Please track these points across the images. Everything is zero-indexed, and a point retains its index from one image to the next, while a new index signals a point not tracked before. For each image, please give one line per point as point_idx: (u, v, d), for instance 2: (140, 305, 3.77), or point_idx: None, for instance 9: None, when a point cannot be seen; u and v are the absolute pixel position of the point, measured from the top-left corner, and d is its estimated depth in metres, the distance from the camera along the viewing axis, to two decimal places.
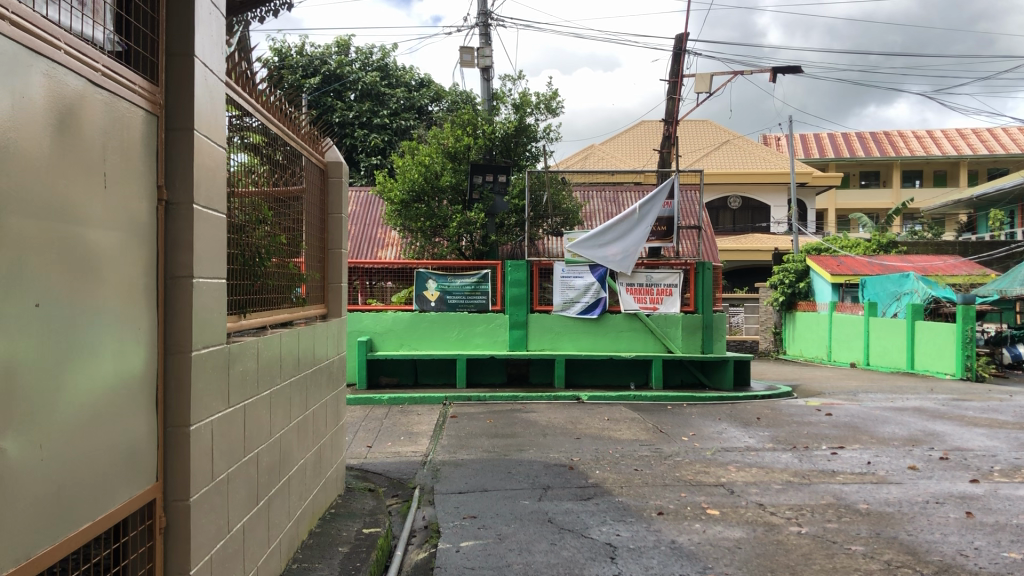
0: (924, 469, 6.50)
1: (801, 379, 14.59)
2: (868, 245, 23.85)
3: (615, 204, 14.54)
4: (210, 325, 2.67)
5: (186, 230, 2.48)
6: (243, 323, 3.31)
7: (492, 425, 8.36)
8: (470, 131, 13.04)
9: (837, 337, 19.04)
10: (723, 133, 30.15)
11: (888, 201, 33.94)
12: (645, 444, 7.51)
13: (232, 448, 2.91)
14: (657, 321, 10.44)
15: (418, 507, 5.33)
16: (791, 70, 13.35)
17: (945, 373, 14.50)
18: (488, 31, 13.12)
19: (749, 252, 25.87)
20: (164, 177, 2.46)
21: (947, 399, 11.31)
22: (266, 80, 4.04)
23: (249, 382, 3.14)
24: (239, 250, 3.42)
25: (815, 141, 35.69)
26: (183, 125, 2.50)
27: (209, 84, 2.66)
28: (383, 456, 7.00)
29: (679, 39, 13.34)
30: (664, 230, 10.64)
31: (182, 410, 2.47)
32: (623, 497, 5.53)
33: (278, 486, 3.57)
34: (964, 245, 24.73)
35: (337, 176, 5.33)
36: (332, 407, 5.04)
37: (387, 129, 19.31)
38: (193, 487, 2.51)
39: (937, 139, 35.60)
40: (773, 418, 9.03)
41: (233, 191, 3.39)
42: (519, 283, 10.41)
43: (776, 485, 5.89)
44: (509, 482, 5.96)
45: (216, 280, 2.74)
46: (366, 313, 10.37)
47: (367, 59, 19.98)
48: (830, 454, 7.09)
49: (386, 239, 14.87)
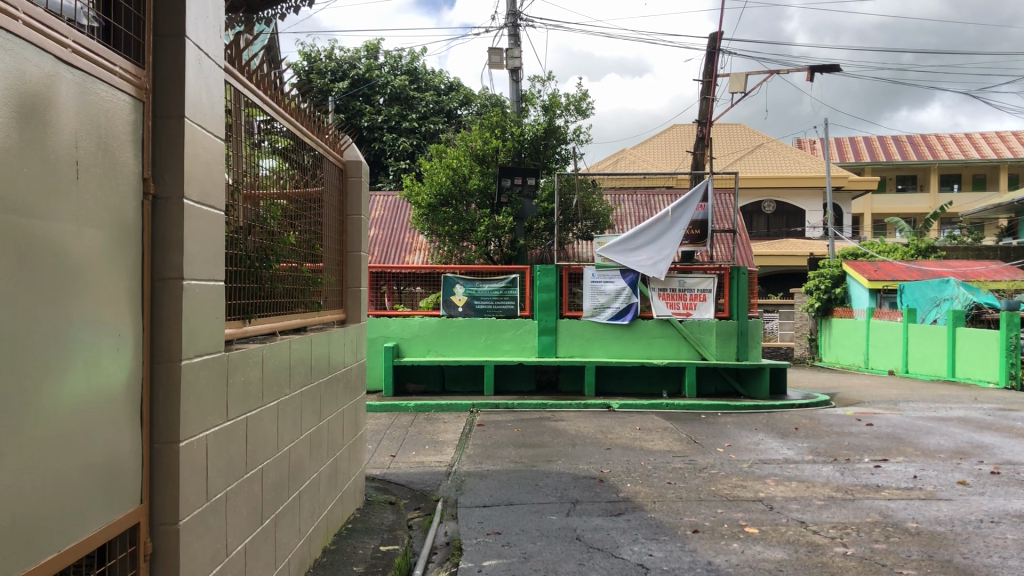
0: (974, 484, 6.15)
1: (839, 387, 14.17)
2: (906, 250, 23.33)
3: (646, 208, 14.27)
4: (205, 331, 2.45)
5: (175, 228, 2.27)
6: (248, 328, 3.10)
7: (519, 434, 8.10)
8: (499, 133, 12.84)
9: (875, 343, 18.58)
10: (756, 137, 29.68)
11: (925, 206, 33.30)
12: (678, 455, 7.22)
13: (231, 465, 2.69)
14: (691, 328, 10.13)
15: (440, 521, 5.10)
16: (829, 69, 12.98)
17: (988, 382, 14.02)
18: (517, 31, 12.92)
19: (784, 257, 25.39)
20: (151, 168, 2.25)
21: (993, 409, 10.88)
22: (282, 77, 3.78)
23: (252, 392, 2.92)
24: (244, 252, 3.20)
25: (851, 145, 35.13)
26: (172, 113, 2.28)
27: (204, 71, 2.45)
28: (407, 466, 6.78)
29: (712, 39, 13.03)
30: (698, 234, 10.42)
31: (171, 427, 2.25)
32: (657, 512, 5.26)
33: (286, 503, 3.35)
34: (1006, 249, 24.10)
35: (357, 176, 5.09)
36: (351, 417, 4.83)
37: (415, 133, 19.16)
38: (185, 508, 2.29)
39: (976, 142, 34.87)
40: (812, 428, 8.69)
41: (236, 190, 3.16)
42: (548, 288, 10.15)
43: (819, 501, 5.58)
44: (536, 496, 5.71)
45: (213, 282, 2.52)
46: (392, 319, 10.17)
47: (397, 63, 19.87)
48: (874, 467, 6.76)
49: (414, 243, 14.69)
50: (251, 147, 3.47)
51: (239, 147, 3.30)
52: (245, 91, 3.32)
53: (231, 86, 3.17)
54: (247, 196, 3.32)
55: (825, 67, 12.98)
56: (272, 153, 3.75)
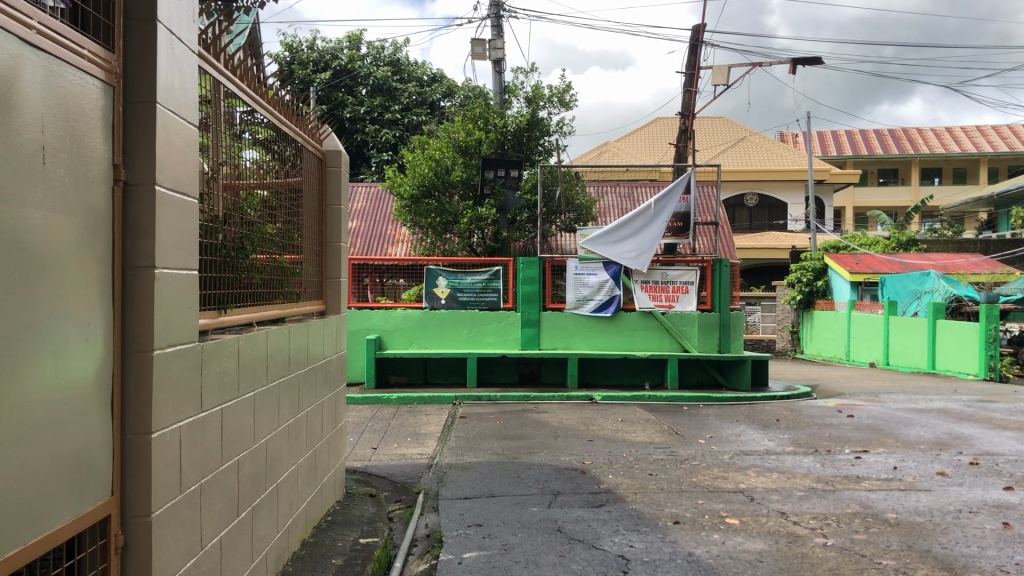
0: (954, 475, 6.19)
1: (821, 379, 14.24)
2: (887, 243, 23.47)
3: (629, 201, 14.27)
4: (178, 321, 2.41)
5: (146, 215, 2.22)
6: (224, 319, 3.07)
7: (502, 426, 8.08)
8: (482, 125, 12.78)
9: (856, 335, 18.68)
10: (739, 130, 29.74)
11: (907, 200, 33.47)
12: (660, 446, 7.23)
13: (206, 456, 2.65)
14: (673, 320, 10.14)
15: (421, 513, 5.07)
16: (812, 62, 13.00)
17: (967, 374, 14.12)
18: (500, 22, 12.86)
19: (766, 250, 25.48)
20: (122, 154, 2.20)
21: (973, 401, 10.95)
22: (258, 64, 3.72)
23: (228, 383, 2.88)
24: (221, 242, 3.16)
25: (833, 138, 35.27)
26: (144, 97, 2.24)
27: (177, 55, 2.41)
28: (389, 459, 6.75)
29: (695, 31, 13.02)
30: (680, 226, 10.41)
31: (142, 417, 2.20)
32: (638, 504, 5.25)
33: (264, 496, 3.31)
34: (986, 243, 24.28)
35: (336, 165, 5.04)
36: (330, 409, 4.78)
37: (398, 124, 19.08)
38: (157, 500, 2.25)
39: (956, 136, 35.08)
40: (793, 419, 8.72)
41: (213, 180, 3.12)
42: (532, 281, 10.13)
43: (799, 492, 5.59)
44: (518, 488, 5.69)
45: (186, 271, 2.48)
46: (375, 311, 10.12)
47: (379, 54, 19.75)
48: (854, 458, 6.79)
49: (396, 235, 14.62)
50: (231, 137, 3.48)
51: (217, 135, 3.30)
52: (223, 80, 3.32)
53: (208, 75, 3.18)
54: (225, 185, 3.32)
55: (808, 59, 13.00)
56: (253, 145, 3.75)
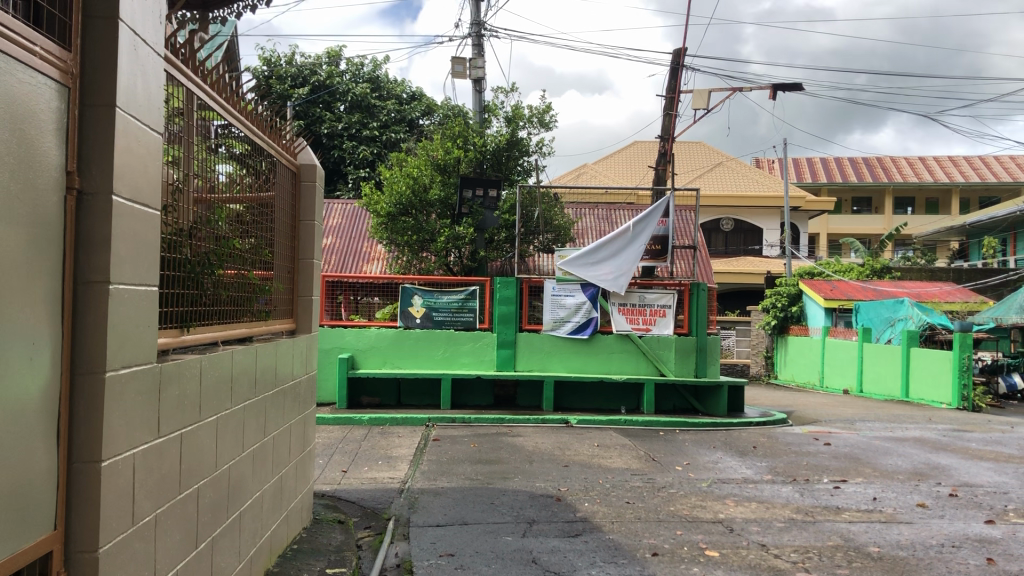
0: (934, 506, 6.10)
1: (796, 405, 14.19)
2: (861, 270, 23.60)
3: (607, 223, 14.22)
4: (135, 340, 2.25)
5: (101, 227, 2.07)
6: (186, 338, 2.91)
7: (476, 450, 7.92)
8: (461, 144, 12.67)
9: (830, 362, 18.70)
10: (716, 155, 29.89)
11: (880, 227, 33.73)
12: (637, 473, 7.09)
13: (163, 484, 2.49)
14: (650, 343, 10.03)
15: (391, 541, 4.89)
16: (792, 88, 13.01)
17: (940, 403, 14.14)
18: (481, 41, 12.81)
19: (742, 275, 25.54)
20: (76, 160, 2.05)
21: (948, 430, 10.93)
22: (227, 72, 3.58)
23: (189, 406, 2.72)
24: (186, 257, 3.01)
25: (808, 165, 35.56)
26: (104, 101, 2.09)
27: (141, 58, 2.26)
28: (359, 483, 6.56)
29: (676, 54, 13.01)
30: (659, 250, 10.33)
31: (92, 444, 2.04)
32: (615, 534, 5.11)
33: (225, 525, 3.13)
34: (958, 272, 24.49)
35: (310, 180, 4.89)
36: (298, 431, 4.61)
37: (376, 141, 18.97)
38: (106, 532, 2.08)
39: (929, 165, 35.51)
40: (770, 447, 8.63)
41: (180, 192, 2.97)
42: (508, 301, 9.99)
43: (779, 523, 5.47)
44: (492, 515, 5.54)
45: (145, 287, 2.33)
46: (348, 329, 9.93)
47: (359, 71, 19.64)
48: (833, 488, 6.69)
49: (372, 253, 14.45)
50: (205, 151, 3.37)
51: (189, 149, 3.17)
52: (197, 93, 3.23)
53: (183, 88, 3.08)
54: (196, 199, 3.20)
55: (788, 85, 13.01)
56: (228, 159, 3.64)
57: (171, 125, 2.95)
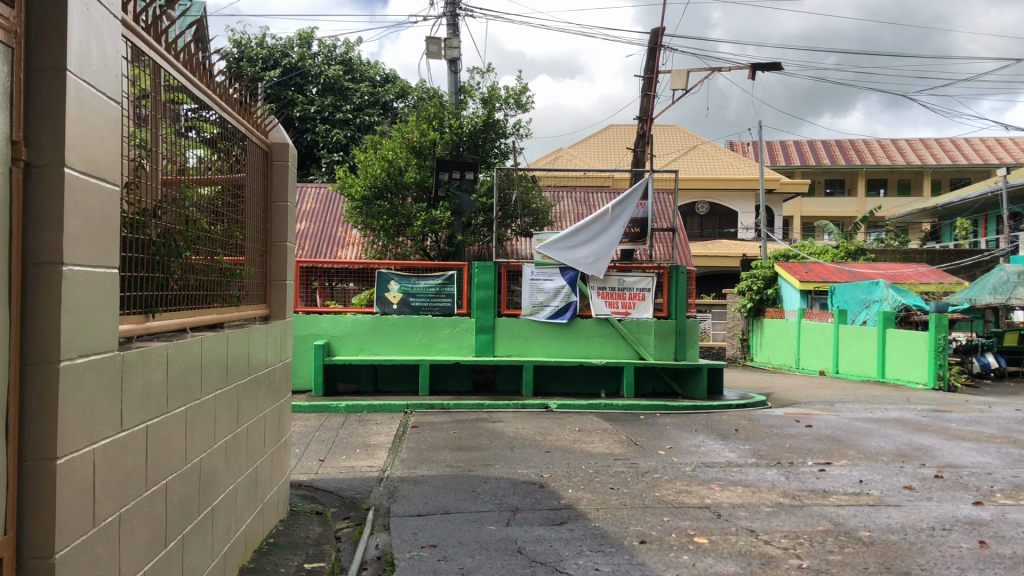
0: (920, 489, 6.02)
1: (774, 388, 14.14)
2: (836, 252, 23.66)
3: (585, 205, 14.08)
4: (94, 326, 2.07)
5: (52, 202, 1.89)
6: (151, 325, 2.73)
7: (455, 436, 7.77)
8: (437, 126, 12.47)
9: (806, 343, 18.72)
10: (691, 139, 29.84)
11: (853, 210, 33.88)
12: (619, 458, 6.97)
13: (127, 479, 2.31)
14: (630, 326, 9.91)
15: (371, 532, 4.74)
16: (771, 69, 12.90)
17: (916, 382, 14.15)
18: (456, 21, 12.59)
19: (718, 258, 25.52)
20: (22, 128, 1.86)
21: (927, 411, 10.90)
22: (194, 43, 3.39)
23: (154, 396, 2.54)
24: (153, 239, 2.84)
25: (782, 148, 35.59)
26: (52, 64, 1.89)
27: (94, 19, 2.07)
28: (336, 472, 6.40)
29: (654, 35, 12.85)
30: (637, 232, 10.19)
31: (48, 440, 1.87)
32: (601, 521, 4.98)
33: (196, 521, 2.96)
34: (932, 253, 24.60)
35: (283, 159, 4.71)
36: (274, 421, 4.44)
37: (350, 124, 18.72)
38: (64, 536, 1.91)
39: (902, 147, 35.66)
40: (752, 430, 8.55)
41: (142, 169, 2.78)
42: (486, 286, 9.84)
43: (767, 507, 5.37)
44: (474, 503, 5.40)
45: (107, 269, 2.15)
46: (323, 316, 9.72)
47: (331, 53, 19.33)
48: (818, 471, 6.61)
49: (347, 237, 14.23)
50: (175, 133, 3.21)
51: (158, 130, 3.01)
52: (165, 68, 3.08)
53: (149, 63, 2.92)
54: (164, 180, 3.03)
55: (766, 65, 12.89)
56: (199, 142, 3.49)
57: (135, 99, 2.77)
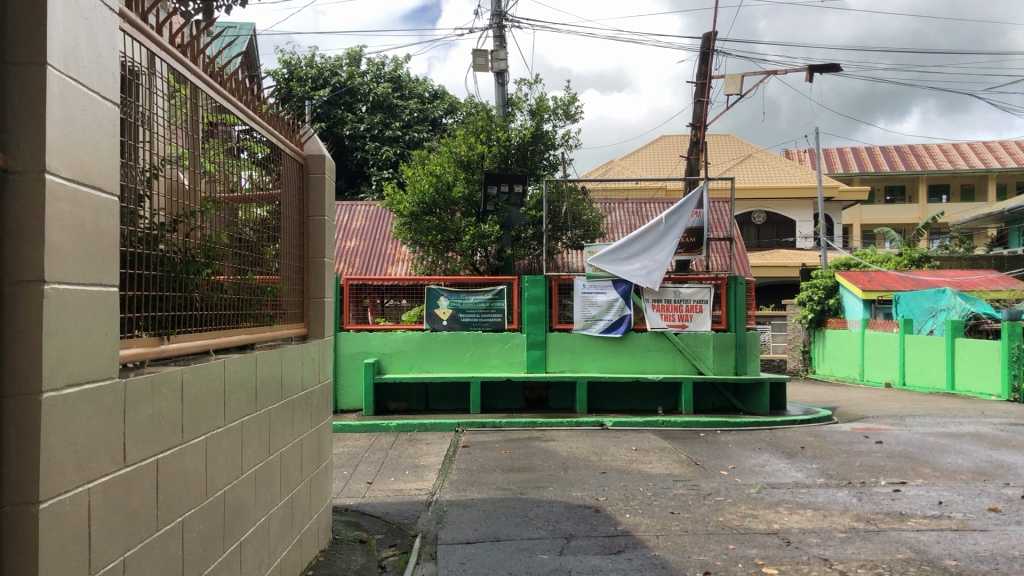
0: (1007, 511, 5.57)
1: (839, 401, 13.58)
2: (899, 259, 22.89)
3: (637, 216, 13.75)
4: (88, 349, 1.86)
5: (34, 212, 1.69)
6: (164, 349, 2.52)
7: (506, 457, 7.49)
8: (484, 139, 12.26)
9: (870, 355, 18.07)
10: (746, 147, 29.26)
11: (915, 216, 32.86)
12: (680, 479, 6.62)
13: (134, 518, 2.09)
14: (687, 340, 9.54)
15: (418, 562, 4.47)
16: (828, 70, 12.45)
17: (989, 395, 13.47)
18: (503, 32, 12.41)
19: (776, 269, 24.90)
20: None
21: (1005, 424, 10.30)
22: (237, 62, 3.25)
23: (166, 426, 2.33)
24: (176, 257, 2.65)
25: (838, 155, 34.77)
26: (31, 58, 1.69)
27: (83, 9, 1.86)
28: (384, 495, 6.16)
29: (706, 39, 12.50)
30: (693, 242, 9.82)
31: (26, 481, 1.64)
32: (661, 550, 4.66)
33: (220, 559, 2.74)
34: (1000, 259, 23.66)
35: (319, 172, 4.50)
36: (312, 446, 4.22)
37: (399, 141, 18.70)
38: None
39: (965, 152, 34.56)
40: (819, 447, 8.12)
41: (164, 180, 2.59)
42: (537, 300, 9.57)
43: (840, 533, 4.99)
44: (526, 530, 5.11)
45: (106, 288, 1.95)
46: (373, 334, 9.55)
47: (379, 71, 19.35)
48: (893, 492, 6.18)
49: (396, 254, 14.09)
50: (223, 154, 3.16)
51: (195, 149, 2.87)
52: (206, 92, 2.96)
53: (185, 85, 2.79)
54: (196, 197, 2.87)
55: (824, 66, 12.44)
56: (251, 164, 3.47)
57: (165, 115, 2.61)
